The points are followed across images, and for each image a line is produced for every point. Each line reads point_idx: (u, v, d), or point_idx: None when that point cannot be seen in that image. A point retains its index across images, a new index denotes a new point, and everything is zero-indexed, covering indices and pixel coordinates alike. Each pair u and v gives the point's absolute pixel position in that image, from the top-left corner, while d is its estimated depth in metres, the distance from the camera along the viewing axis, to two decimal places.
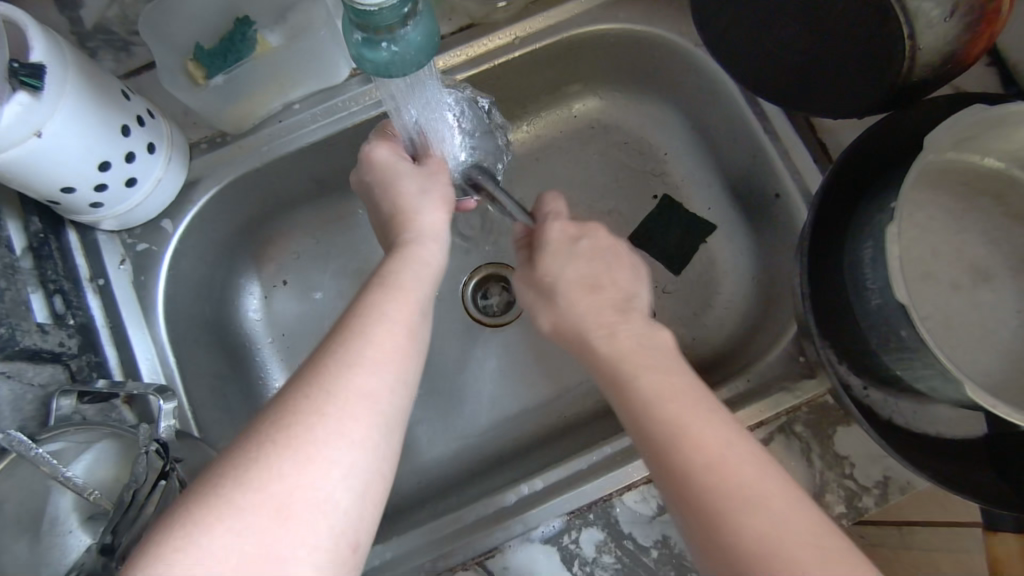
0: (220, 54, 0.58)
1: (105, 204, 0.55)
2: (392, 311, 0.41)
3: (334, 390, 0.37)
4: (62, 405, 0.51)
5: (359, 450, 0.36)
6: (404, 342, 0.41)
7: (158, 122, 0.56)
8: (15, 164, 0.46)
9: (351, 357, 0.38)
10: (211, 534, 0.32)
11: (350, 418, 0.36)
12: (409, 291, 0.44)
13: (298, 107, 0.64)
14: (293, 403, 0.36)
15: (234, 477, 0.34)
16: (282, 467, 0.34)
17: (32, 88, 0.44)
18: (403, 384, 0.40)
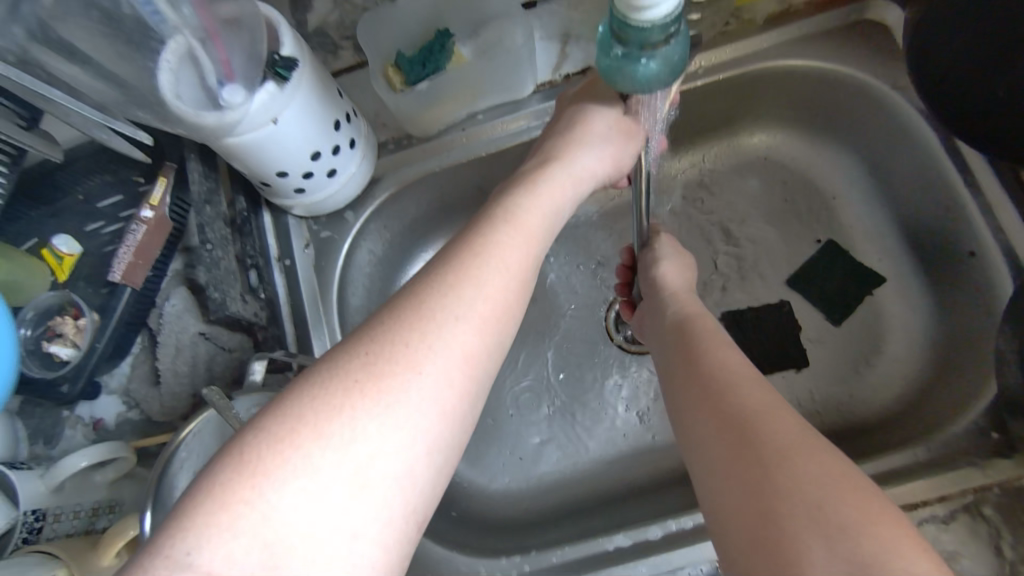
0: (420, 62, 0.61)
1: (306, 192, 0.60)
2: (497, 266, 0.40)
3: (429, 343, 0.36)
4: (253, 369, 0.55)
5: (445, 415, 0.35)
6: (502, 306, 0.40)
7: (359, 121, 0.60)
8: (253, 145, 0.51)
9: (451, 316, 0.37)
10: (281, 484, 0.31)
11: (425, 376, 0.35)
12: (518, 255, 0.42)
13: (481, 118, 0.66)
14: (383, 347, 0.35)
15: (313, 428, 0.32)
16: (368, 425, 0.33)
17: (281, 78, 0.49)
18: (495, 348, 0.39)
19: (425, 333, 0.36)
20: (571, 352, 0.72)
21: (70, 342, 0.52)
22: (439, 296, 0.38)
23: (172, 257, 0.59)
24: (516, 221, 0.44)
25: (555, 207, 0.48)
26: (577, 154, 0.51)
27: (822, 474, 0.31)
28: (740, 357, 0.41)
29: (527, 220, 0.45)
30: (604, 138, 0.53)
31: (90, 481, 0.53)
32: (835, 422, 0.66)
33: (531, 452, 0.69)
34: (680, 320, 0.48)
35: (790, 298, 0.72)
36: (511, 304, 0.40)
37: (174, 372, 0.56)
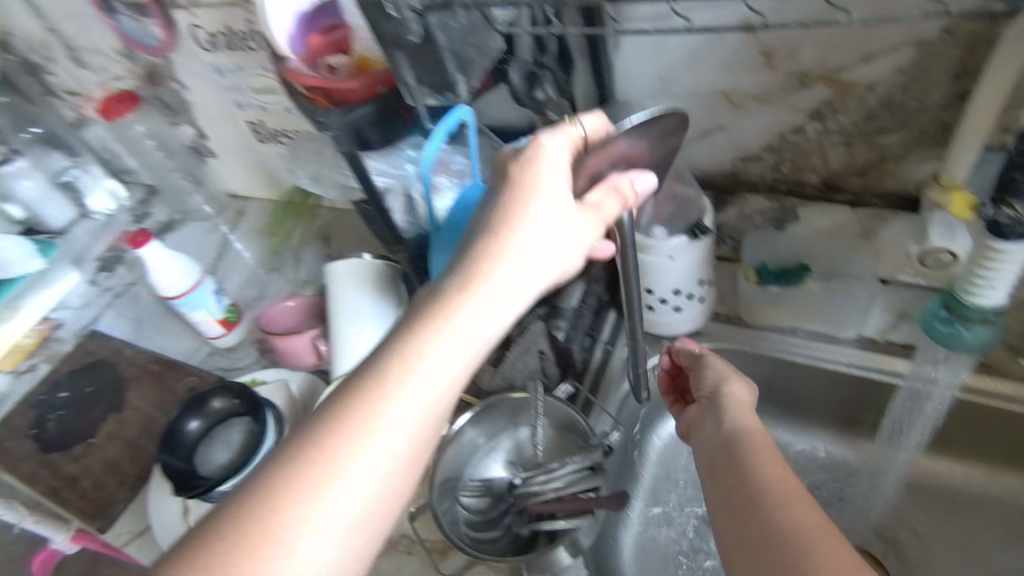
0: (777, 274, 0.80)
1: (653, 311, 0.81)
2: (406, 427, 0.45)
3: (365, 413, 0.45)
4: (563, 389, 0.78)
5: (337, 542, 0.42)
6: (411, 459, 0.46)
7: (710, 289, 0.81)
8: (649, 265, 0.75)
9: (349, 463, 0.44)
10: (261, 544, 0.40)
11: (358, 435, 0.44)
12: (432, 415, 0.47)
13: (800, 333, 0.82)
14: (329, 433, 0.44)
15: (274, 497, 0.42)
16: (314, 485, 0.42)
17: (694, 236, 0.73)
18: (436, 422, 0.47)
19: (322, 473, 0.43)
20: None
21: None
22: (352, 413, 0.45)
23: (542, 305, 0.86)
24: (451, 311, 0.48)
25: (501, 275, 0.50)
26: (506, 259, 0.50)
27: (823, 557, 0.39)
28: (780, 468, 0.48)
29: (456, 304, 0.49)
30: (558, 225, 0.52)
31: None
32: None
33: None
34: (741, 459, 0.50)
35: None
36: (417, 456, 0.46)
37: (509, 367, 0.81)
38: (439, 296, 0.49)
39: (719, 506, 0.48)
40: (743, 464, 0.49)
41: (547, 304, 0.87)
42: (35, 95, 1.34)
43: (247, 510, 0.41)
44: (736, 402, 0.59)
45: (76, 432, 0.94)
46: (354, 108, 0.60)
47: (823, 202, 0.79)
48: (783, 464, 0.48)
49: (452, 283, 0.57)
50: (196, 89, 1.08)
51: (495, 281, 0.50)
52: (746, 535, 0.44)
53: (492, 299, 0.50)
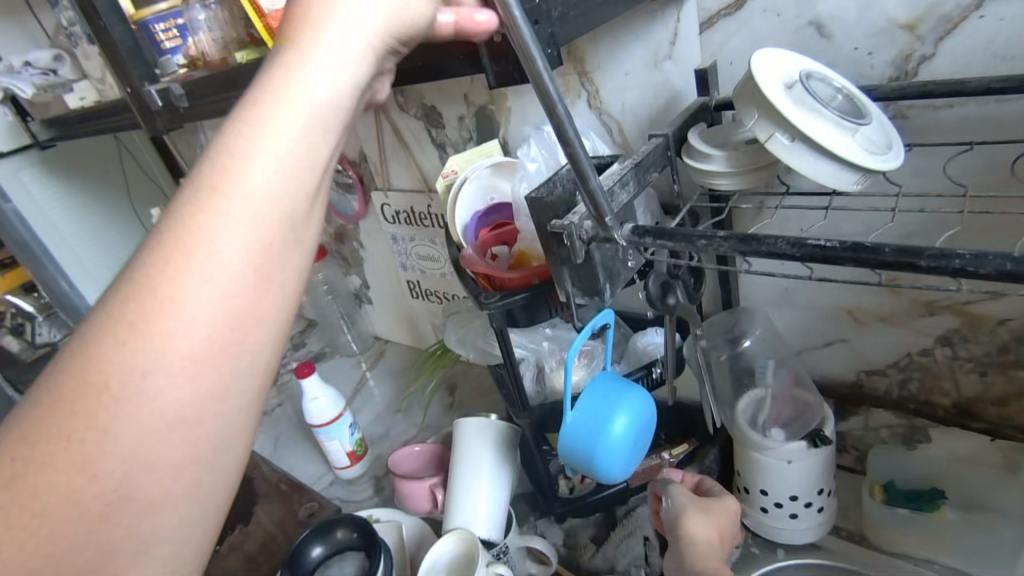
0: (906, 495, 0.77)
1: (767, 513, 0.80)
2: (247, 214, 0.34)
3: (168, 262, 0.32)
4: None
5: (178, 426, 0.32)
6: (251, 275, 0.34)
7: (832, 499, 0.79)
8: (764, 465, 0.76)
9: (180, 290, 0.32)
10: (54, 485, 0.29)
11: (170, 297, 0.32)
12: (275, 207, 0.35)
13: (937, 566, 0.74)
14: (124, 298, 0.32)
15: (56, 397, 0.31)
16: (108, 377, 0.30)
17: (812, 443, 0.73)
18: (257, 258, 0.34)
19: (152, 319, 0.31)
20: None
21: (569, 484, 0.88)
22: (154, 259, 0.32)
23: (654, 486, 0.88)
24: (288, 89, 0.35)
25: (345, 48, 0.37)
26: (322, 39, 0.37)
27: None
28: None
29: (308, 108, 0.36)
30: (387, 3, 0.39)
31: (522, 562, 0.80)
32: None
33: None
34: None
35: None
36: (272, 249, 0.35)
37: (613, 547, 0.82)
38: (248, 87, 0.36)
39: None
40: None
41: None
42: None
43: (53, 382, 0.31)
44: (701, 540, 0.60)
45: None
46: (511, 293, 0.70)
47: (956, 426, 0.77)
48: None
49: (572, 459, 0.58)
50: (372, 252, 1.32)
51: (316, 60, 0.36)
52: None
53: (314, 77, 0.36)
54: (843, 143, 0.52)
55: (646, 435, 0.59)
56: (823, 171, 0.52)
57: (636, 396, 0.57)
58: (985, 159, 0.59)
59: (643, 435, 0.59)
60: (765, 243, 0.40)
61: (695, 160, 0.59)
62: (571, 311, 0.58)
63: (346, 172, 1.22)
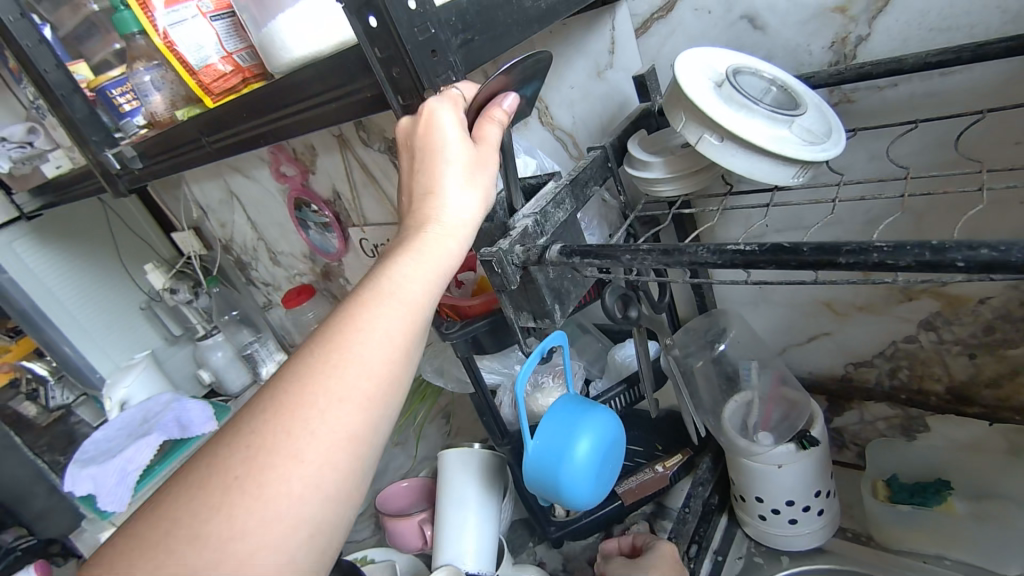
0: (909, 489, 0.74)
1: (765, 521, 0.76)
2: (402, 305, 0.43)
3: (355, 339, 0.41)
4: None
5: (332, 482, 0.38)
6: (401, 348, 0.43)
7: (832, 500, 0.75)
8: (755, 470, 0.73)
9: (349, 369, 0.40)
10: (244, 496, 0.35)
11: (349, 365, 0.40)
12: (413, 311, 0.44)
13: (948, 562, 0.70)
14: (314, 362, 0.40)
15: (254, 427, 0.38)
16: (298, 417, 0.38)
17: (801, 444, 0.70)
18: (405, 353, 0.43)
19: (331, 372, 0.40)
20: None
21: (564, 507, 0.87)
22: (333, 336, 0.41)
23: (649, 501, 0.86)
24: (430, 217, 0.46)
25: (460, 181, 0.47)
26: (448, 185, 0.47)
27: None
28: None
29: (442, 221, 0.46)
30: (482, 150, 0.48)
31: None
32: None
33: None
34: None
35: None
36: (421, 323, 0.44)
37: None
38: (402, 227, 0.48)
39: None
40: None
41: (653, 502, 0.87)
42: (242, 287, 1.72)
43: (250, 415, 0.39)
44: None
45: None
46: (472, 322, 0.70)
47: (953, 413, 0.73)
48: None
49: (538, 488, 0.58)
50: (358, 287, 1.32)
51: (450, 188, 0.47)
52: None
53: (451, 203, 0.47)
54: (777, 137, 0.50)
55: (615, 453, 0.59)
56: (758, 168, 0.50)
57: (598, 417, 0.57)
58: (934, 136, 0.57)
59: (612, 454, 0.59)
60: (684, 254, 0.40)
61: (636, 170, 0.59)
62: (519, 334, 0.58)
63: (322, 212, 1.23)
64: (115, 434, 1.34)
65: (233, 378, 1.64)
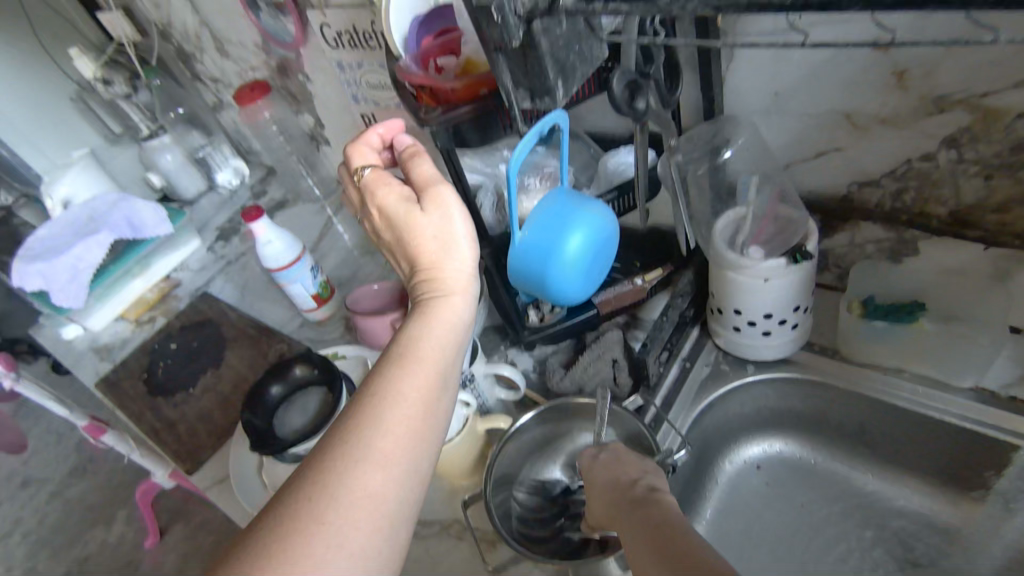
0: (886, 309, 0.73)
1: (739, 333, 0.77)
2: (445, 373, 0.48)
3: (383, 406, 0.43)
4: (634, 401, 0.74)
5: (357, 563, 0.38)
6: (427, 402, 0.45)
7: (808, 317, 0.76)
8: (740, 283, 0.71)
9: (402, 383, 0.44)
10: None
11: (388, 434, 0.42)
12: (447, 355, 0.48)
13: (908, 376, 0.73)
14: (343, 442, 0.41)
15: (294, 515, 0.38)
16: (337, 500, 0.39)
17: (793, 259, 0.68)
18: (434, 406, 0.45)
19: (366, 447, 0.41)
20: None
21: (538, 315, 0.84)
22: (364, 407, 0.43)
23: (623, 313, 0.86)
24: (442, 274, 0.51)
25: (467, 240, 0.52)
26: (455, 224, 0.52)
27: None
28: (639, 541, 0.54)
29: (460, 296, 0.51)
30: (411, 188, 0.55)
31: (491, 390, 0.79)
32: None
33: None
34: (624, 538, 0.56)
35: None
36: (443, 373, 0.47)
37: (583, 372, 0.79)
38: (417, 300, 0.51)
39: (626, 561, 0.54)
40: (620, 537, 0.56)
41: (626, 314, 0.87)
42: (186, 83, 1.53)
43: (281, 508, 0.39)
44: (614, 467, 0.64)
45: (178, 381, 1.05)
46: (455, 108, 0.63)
47: (951, 236, 0.71)
48: (650, 552, 0.51)
49: (524, 281, 0.55)
50: (321, 85, 1.18)
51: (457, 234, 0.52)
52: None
53: (459, 236, 0.52)
54: None
55: (610, 251, 0.56)
56: None
57: (593, 211, 0.53)
58: None
59: (607, 252, 0.55)
60: None
61: None
62: (516, 115, 0.51)
63: None
64: (61, 232, 1.25)
65: (186, 184, 1.52)
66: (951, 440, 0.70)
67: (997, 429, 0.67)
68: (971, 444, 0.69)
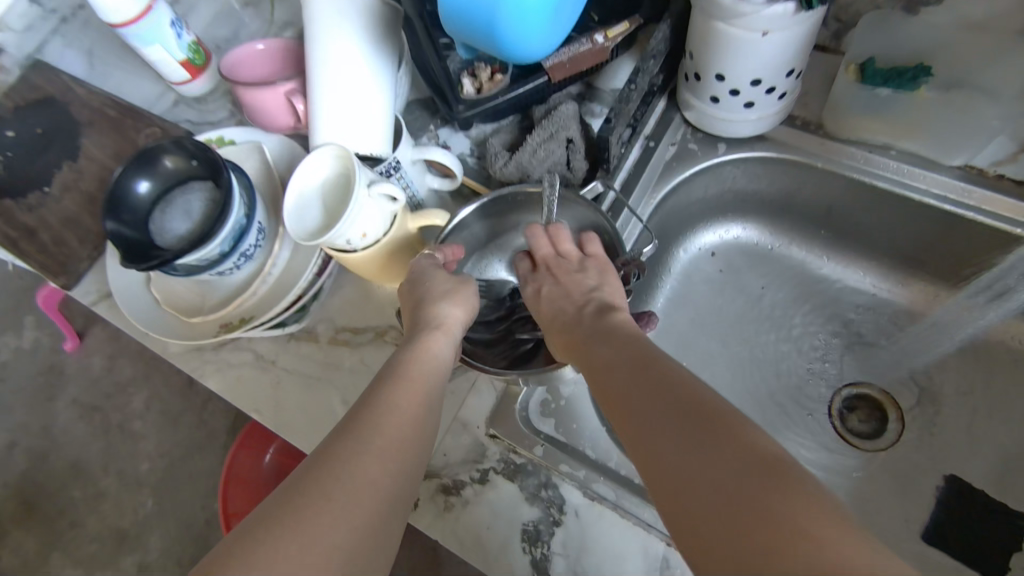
0: (887, 75, 0.61)
1: (717, 104, 0.65)
2: (445, 358, 0.54)
3: (389, 391, 0.48)
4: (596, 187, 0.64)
5: (352, 523, 0.39)
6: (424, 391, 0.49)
7: (798, 82, 0.64)
8: (731, 39, 0.56)
9: (414, 376, 0.50)
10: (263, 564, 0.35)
11: (391, 412, 0.46)
12: (445, 346, 0.54)
13: (892, 154, 0.66)
14: (348, 421, 0.44)
15: (292, 490, 0.39)
16: (341, 470, 0.41)
17: (805, 4, 0.52)
18: (432, 387, 0.50)
19: (360, 428, 0.44)
20: (780, 387, 0.71)
21: (475, 85, 0.68)
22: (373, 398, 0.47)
23: (577, 82, 0.71)
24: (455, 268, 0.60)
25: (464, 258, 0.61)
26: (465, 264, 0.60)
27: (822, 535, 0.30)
28: (620, 359, 0.48)
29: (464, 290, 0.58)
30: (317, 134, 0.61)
31: (422, 179, 0.66)
32: None
33: None
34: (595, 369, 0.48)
35: None
36: (437, 365, 0.52)
37: (528, 158, 0.66)
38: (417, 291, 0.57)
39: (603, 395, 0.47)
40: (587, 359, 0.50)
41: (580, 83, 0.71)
42: None
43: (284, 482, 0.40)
44: (575, 276, 0.59)
45: (27, 176, 0.84)
46: None
47: None
48: (636, 376, 0.44)
49: (465, 31, 0.49)
50: None
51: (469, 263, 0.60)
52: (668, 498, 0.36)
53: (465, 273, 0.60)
54: None
55: (565, 8, 0.50)
56: None
57: None
58: None
59: (562, 12, 0.50)
60: None
61: None
62: None
63: None
64: None
65: None
66: (923, 222, 0.65)
67: (977, 208, 0.61)
68: (943, 225, 0.64)
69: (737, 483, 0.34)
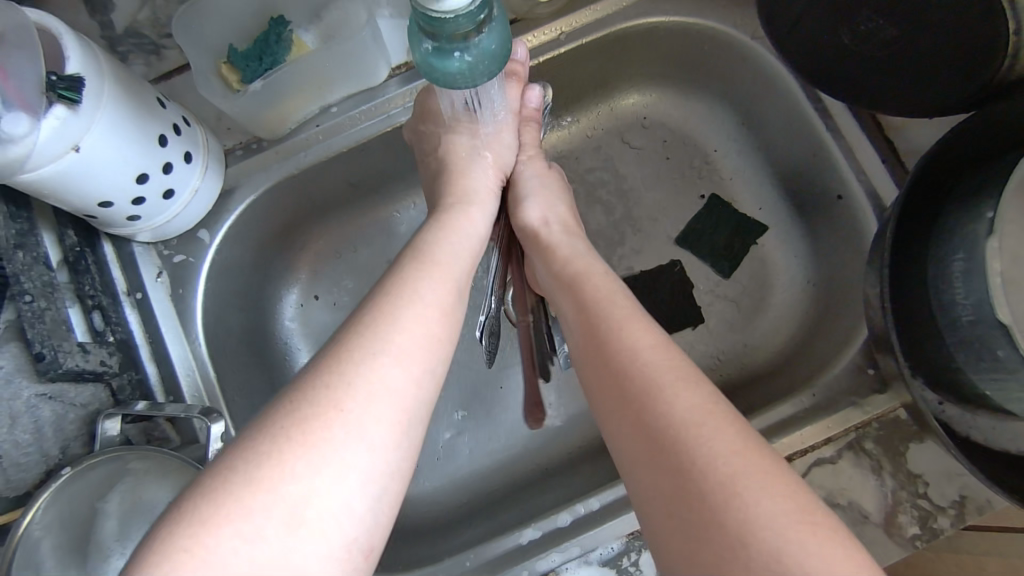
0: (256, 56, 0.54)
1: (142, 217, 0.54)
2: (436, 285, 0.41)
3: (388, 330, 0.37)
4: (108, 428, 0.52)
5: (357, 468, 0.33)
6: (435, 342, 0.39)
7: (194, 129, 0.54)
8: (55, 180, 0.44)
9: (400, 328, 0.38)
10: (222, 532, 0.30)
11: (384, 363, 0.36)
12: (445, 279, 0.42)
13: (335, 110, 0.60)
14: (338, 365, 0.35)
15: (286, 433, 0.33)
16: (330, 435, 0.33)
17: (70, 101, 0.42)
18: (434, 377, 0.38)
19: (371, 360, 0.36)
20: (467, 344, 0.71)
21: None
22: (367, 337, 0.37)
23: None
24: (434, 261, 0.43)
25: (464, 240, 0.47)
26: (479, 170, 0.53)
27: (727, 462, 0.32)
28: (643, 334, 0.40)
29: (439, 255, 0.44)
30: None
31: None
32: (735, 374, 0.65)
33: (443, 448, 0.69)
34: (595, 315, 0.42)
35: (681, 257, 0.69)
36: (445, 338, 0.40)
37: (14, 464, 0.47)
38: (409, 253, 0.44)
39: (604, 398, 0.38)
40: (603, 334, 0.41)
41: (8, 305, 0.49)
42: None
43: (282, 417, 0.33)
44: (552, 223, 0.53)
45: None
46: None
47: None
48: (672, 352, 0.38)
49: None
50: None
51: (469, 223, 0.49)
52: (618, 398, 0.37)
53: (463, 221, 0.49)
54: None
55: None
56: None
57: None
58: None
59: None
60: None
61: None
62: None
63: None
64: None
65: None
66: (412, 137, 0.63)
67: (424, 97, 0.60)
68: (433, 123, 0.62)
69: (753, 476, 0.32)
